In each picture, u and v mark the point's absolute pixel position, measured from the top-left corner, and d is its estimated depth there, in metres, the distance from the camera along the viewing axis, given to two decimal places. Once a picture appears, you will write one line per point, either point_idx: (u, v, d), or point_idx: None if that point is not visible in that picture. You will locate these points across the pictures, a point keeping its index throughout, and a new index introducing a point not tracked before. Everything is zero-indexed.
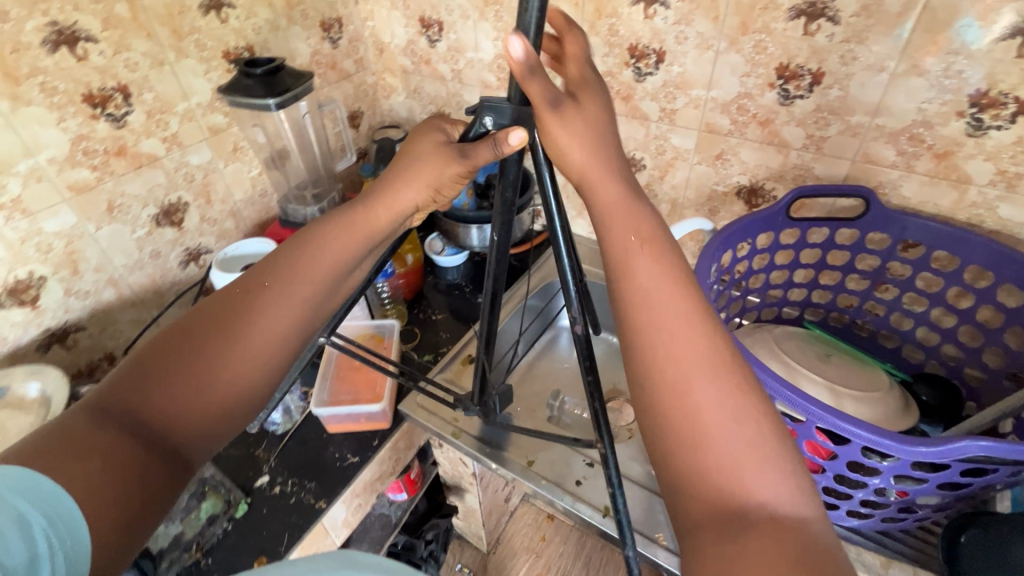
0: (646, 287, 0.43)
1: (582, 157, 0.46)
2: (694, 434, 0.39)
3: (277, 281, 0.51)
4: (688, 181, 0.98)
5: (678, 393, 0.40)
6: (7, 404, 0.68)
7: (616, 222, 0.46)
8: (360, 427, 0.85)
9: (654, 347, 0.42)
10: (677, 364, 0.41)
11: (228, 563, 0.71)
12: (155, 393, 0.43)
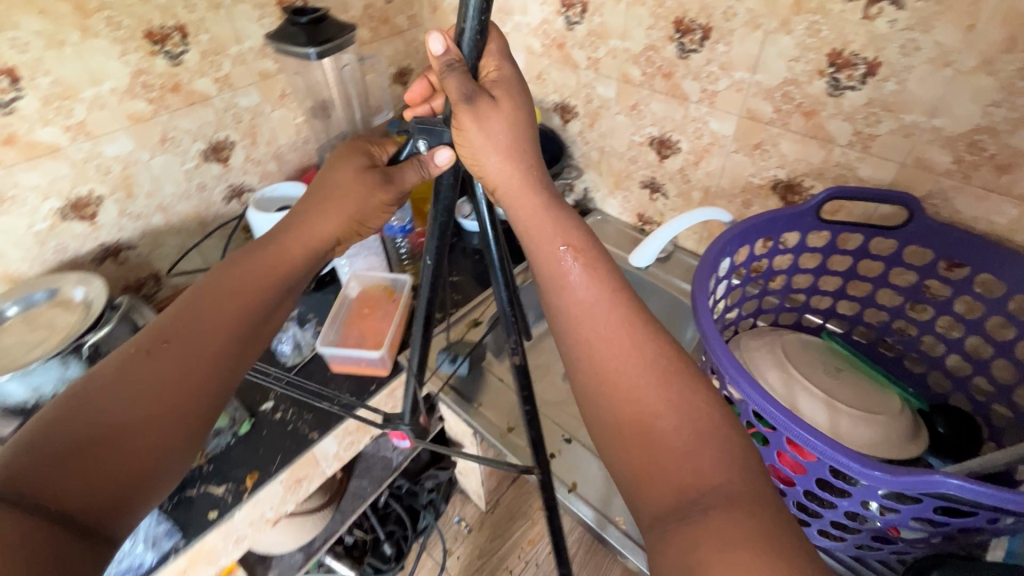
0: (583, 299, 0.48)
1: (498, 162, 0.51)
2: (642, 429, 0.41)
3: (186, 331, 0.48)
4: (722, 169, 0.93)
5: (623, 395, 0.43)
6: (58, 303, 0.78)
7: (542, 232, 0.51)
8: (360, 371, 0.90)
9: (594, 353, 0.46)
10: (617, 367, 0.44)
11: (226, 472, 0.78)
12: (54, 468, 0.38)
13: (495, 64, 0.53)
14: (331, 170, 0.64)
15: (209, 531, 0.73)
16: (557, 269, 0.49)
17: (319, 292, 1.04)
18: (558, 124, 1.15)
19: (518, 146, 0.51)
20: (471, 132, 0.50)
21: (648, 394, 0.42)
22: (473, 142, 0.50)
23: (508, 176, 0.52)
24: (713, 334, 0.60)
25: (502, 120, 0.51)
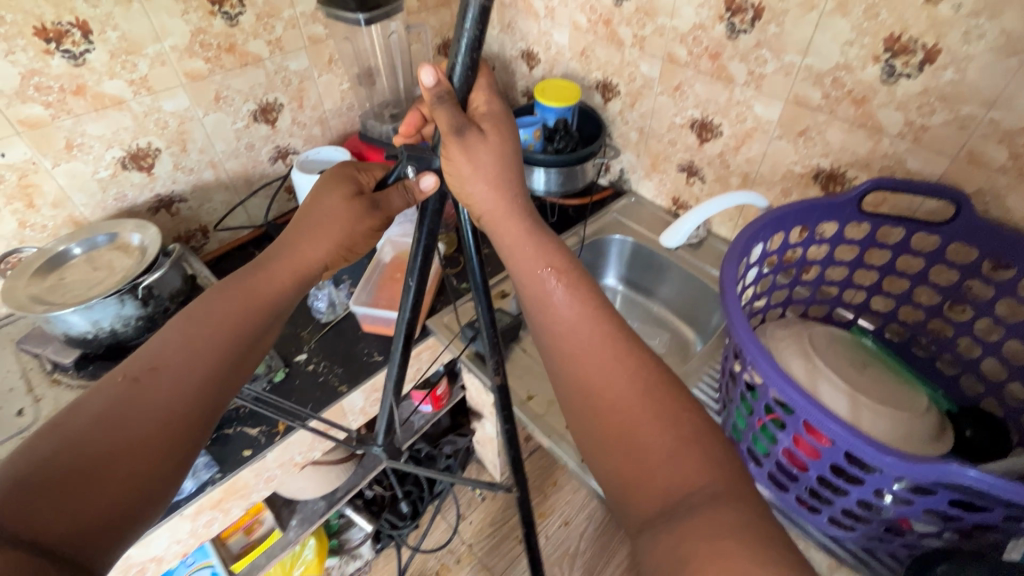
0: (565, 314, 0.51)
1: (490, 188, 0.56)
2: (627, 436, 0.44)
3: (175, 360, 0.49)
4: (764, 156, 0.92)
5: (602, 409, 0.46)
6: (117, 246, 0.83)
7: (524, 254, 0.55)
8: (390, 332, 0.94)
9: (579, 364, 0.49)
10: (598, 382, 0.47)
11: (261, 415, 0.83)
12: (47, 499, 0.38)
13: (486, 99, 0.58)
14: (314, 201, 0.65)
15: (243, 467, 0.78)
16: (542, 289, 0.53)
17: None
18: (598, 102, 1.14)
19: (504, 175, 0.56)
20: (460, 163, 0.54)
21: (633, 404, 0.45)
22: (461, 172, 0.55)
23: (495, 203, 0.56)
24: (737, 317, 0.60)
25: (490, 151, 0.55)
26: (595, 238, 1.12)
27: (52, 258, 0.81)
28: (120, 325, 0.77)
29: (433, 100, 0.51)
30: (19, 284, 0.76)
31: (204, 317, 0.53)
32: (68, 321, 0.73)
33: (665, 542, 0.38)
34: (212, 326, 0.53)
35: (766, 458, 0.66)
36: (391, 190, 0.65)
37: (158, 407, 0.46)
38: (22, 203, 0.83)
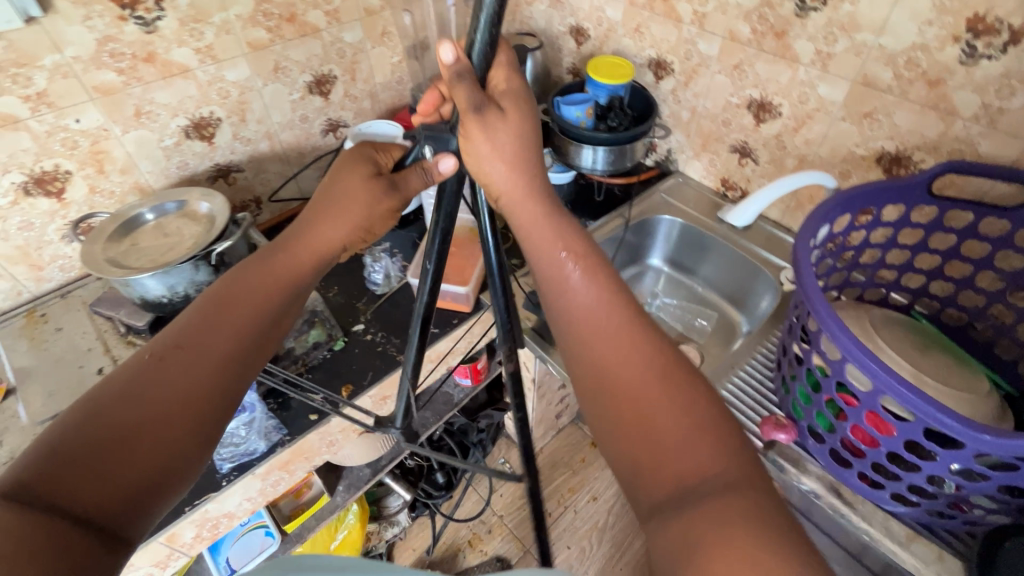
0: (582, 301, 0.47)
1: (505, 169, 0.50)
2: (639, 426, 0.41)
3: (201, 336, 0.46)
4: (824, 138, 0.91)
5: (616, 393, 0.43)
6: (185, 214, 0.85)
7: (538, 238, 0.50)
8: (445, 304, 0.95)
9: (595, 352, 0.45)
10: (612, 369, 0.44)
11: (325, 381, 0.86)
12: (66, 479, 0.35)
13: (506, 74, 0.52)
14: (339, 174, 0.61)
15: (309, 430, 0.80)
16: (558, 275, 0.48)
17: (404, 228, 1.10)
18: (649, 81, 1.14)
19: (525, 156, 0.51)
20: (479, 142, 0.50)
21: (653, 396, 0.42)
22: (480, 154, 0.50)
23: (512, 184, 0.51)
24: (816, 293, 0.61)
25: (509, 130, 0.50)
26: (642, 219, 1.12)
27: (124, 223, 0.82)
28: (193, 290, 0.79)
29: (452, 78, 0.47)
30: (96, 248, 0.78)
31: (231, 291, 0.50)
32: (145, 284, 0.75)
33: (673, 531, 0.36)
34: (241, 300, 0.49)
35: (829, 434, 0.67)
36: (408, 172, 0.61)
37: (185, 381, 0.43)
38: (93, 169, 0.85)
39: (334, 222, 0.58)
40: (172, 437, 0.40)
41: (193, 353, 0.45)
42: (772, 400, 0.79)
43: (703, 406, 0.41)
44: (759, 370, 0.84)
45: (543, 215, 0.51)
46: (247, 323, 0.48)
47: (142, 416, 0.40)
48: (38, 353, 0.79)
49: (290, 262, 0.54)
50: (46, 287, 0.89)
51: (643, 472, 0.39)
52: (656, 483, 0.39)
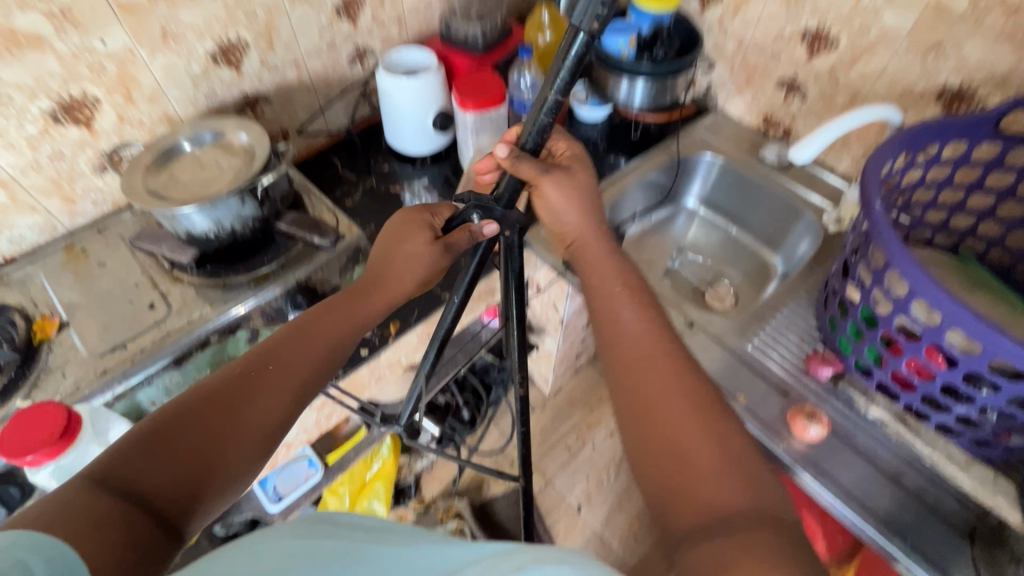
0: (627, 326, 0.48)
1: (577, 217, 0.58)
2: (670, 450, 0.40)
3: (286, 357, 0.51)
4: (882, 72, 0.88)
5: (644, 411, 0.42)
6: (222, 145, 0.82)
7: (597, 273, 0.55)
8: (487, 244, 0.94)
9: (632, 370, 0.45)
10: (647, 389, 0.43)
11: (370, 318, 0.86)
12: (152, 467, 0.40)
13: (567, 146, 0.62)
14: (393, 245, 0.64)
15: (361, 365, 0.81)
16: (612, 306, 0.51)
17: (435, 166, 1.09)
18: (695, 9, 1.08)
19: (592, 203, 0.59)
20: (549, 194, 0.58)
21: (679, 420, 0.41)
22: (549, 202, 0.58)
23: (585, 230, 0.58)
24: (887, 227, 0.61)
25: (578, 187, 0.59)
26: (679, 159, 1.09)
27: (160, 154, 0.79)
28: (239, 225, 0.77)
29: (510, 163, 0.54)
30: (136, 179, 0.75)
31: (311, 328, 0.54)
32: (192, 218, 0.73)
33: (702, 550, 0.34)
34: (316, 337, 0.54)
35: (879, 368, 0.69)
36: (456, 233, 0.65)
37: (253, 406, 0.47)
38: (121, 96, 0.80)
39: (406, 265, 0.63)
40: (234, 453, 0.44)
41: (272, 377, 0.49)
42: (816, 337, 0.81)
43: (742, 441, 0.40)
44: (803, 309, 0.85)
45: (604, 255, 0.57)
46: (315, 361, 0.53)
47: (211, 429, 0.44)
48: (83, 288, 0.78)
49: (355, 316, 0.58)
50: (79, 222, 0.86)
51: (672, 502, 0.38)
52: (688, 502, 0.37)
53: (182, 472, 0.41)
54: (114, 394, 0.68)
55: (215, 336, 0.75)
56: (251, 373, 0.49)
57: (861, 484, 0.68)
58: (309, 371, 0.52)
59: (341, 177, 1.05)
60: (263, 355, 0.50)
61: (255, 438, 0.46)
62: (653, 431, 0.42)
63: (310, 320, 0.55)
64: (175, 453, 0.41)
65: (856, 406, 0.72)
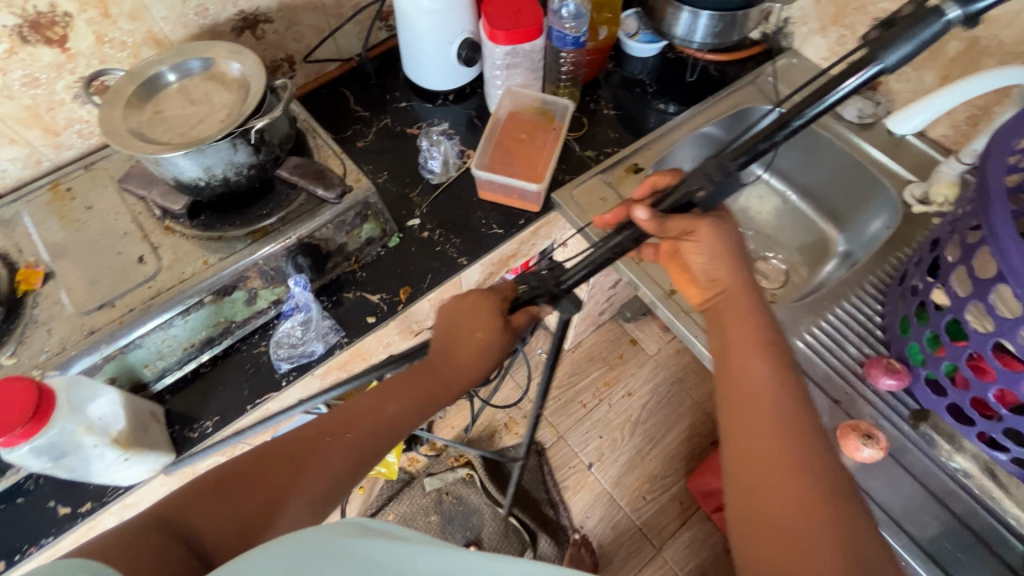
0: (759, 383, 0.51)
1: (721, 269, 0.59)
2: (779, 519, 0.44)
3: (346, 426, 0.54)
4: (1017, 15, 0.70)
5: (764, 473, 0.46)
6: (214, 77, 0.71)
7: (733, 322, 0.57)
8: (511, 203, 0.84)
9: (754, 430, 0.49)
10: (764, 451, 0.47)
11: (379, 281, 0.79)
12: (206, 513, 0.45)
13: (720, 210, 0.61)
14: (456, 310, 0.62)
15: (368, 334, 0.75)
16: (745, 360, 0.53)
17: (458, 105, 0.96)
18: None
19: (734, 248, 0.58)
20: (701, 237, 0.57)
21: (791, 489, 0.45)
22: (699, 249, 0.58)
23: (736, 280, 0.58)
24: (1007, 234, 0.50)
25: (728, 232, 0.58)
26: (736, 111, 0.93)
27: (143, 84, 0.69)
28: (232, 173, 0.68)
29: (651, 225, 0.53)
30: (116, 114, 0.66)
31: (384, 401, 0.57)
32: (178, 165, 0.65)
33: None
34: (385, 413, 0.56)
35: (955, 389, 0.59)
36: (519, 314, 0.61)
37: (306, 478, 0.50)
38: (97, 11, 0.69)
39: (467, 356, 0.60)
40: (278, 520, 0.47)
41: (327, 449, 0.52)
42: (879, 339, 0.71)
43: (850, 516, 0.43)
44: (867, 303, 0.74)
45: (750, 306, 0.57)
46: (370, 440, 0.54)
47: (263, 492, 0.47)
48: (69, 234, 0.71)
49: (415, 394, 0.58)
50: (66, 156, 0.79)
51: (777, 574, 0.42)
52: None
53: (230, 525, 0.45)
54: (100, 356, 0.63)
55: (209, 297, 0.68)
56: (316, 439, 0.52)
57: (910, 508, 0.61)
58: (366, 446, 0.54)
59: (353, 114, 0.93)
60: (330, 423, 0.53)
61: (296, 508, 0.48)
62: (759, 491, 0.46)
63: (379, 392, 0.58)
64: (227, 504, 0.46)
65: (937, 451, 0.63)
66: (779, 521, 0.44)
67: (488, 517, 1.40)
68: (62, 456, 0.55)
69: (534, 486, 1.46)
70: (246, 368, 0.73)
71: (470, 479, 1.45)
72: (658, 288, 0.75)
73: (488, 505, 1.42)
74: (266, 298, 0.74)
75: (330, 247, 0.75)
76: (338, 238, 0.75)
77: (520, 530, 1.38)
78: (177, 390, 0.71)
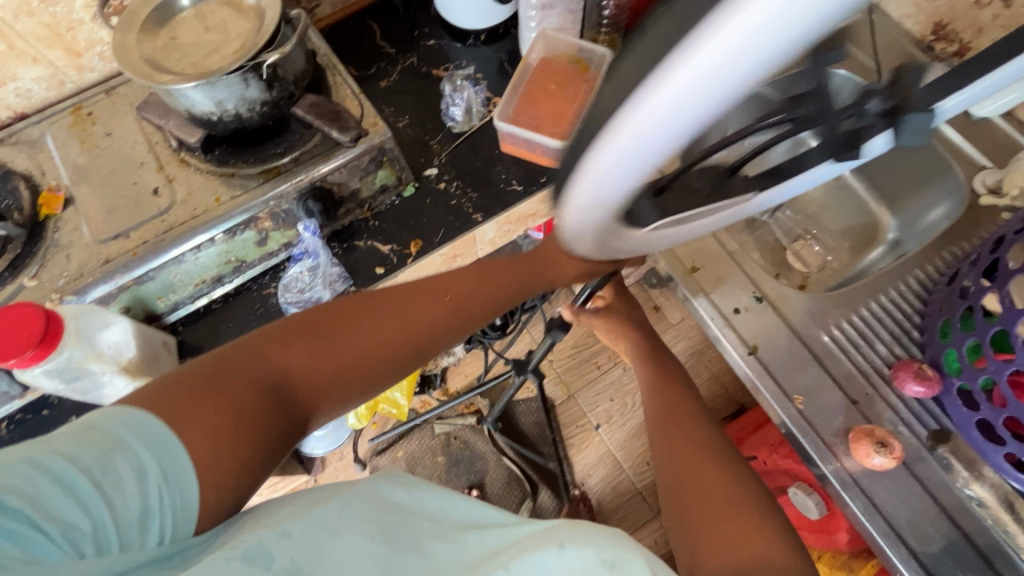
0: (661, 411, 0.66)
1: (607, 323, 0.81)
2: (710, 498, 0.52)
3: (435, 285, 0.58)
4: None
5: (695, 470, 0.55)
6: (230, 4, 0.68)
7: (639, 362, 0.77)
8: (534, 159, 0.80)
9: (682, 442, 0.60)
10: (686, 453, 0.58)
11: (392, 232, 0.77)
12: (288, 350, 0.45)
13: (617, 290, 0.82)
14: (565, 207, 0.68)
15: (375, 284, 0.75)
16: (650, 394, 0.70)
17: (488, 46, 0.89)
18: None
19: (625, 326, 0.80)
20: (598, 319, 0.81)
21: (704, 471, 0.55)
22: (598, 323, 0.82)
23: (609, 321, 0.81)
24: None
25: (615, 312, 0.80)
26: None
27: (159, 8, 0.67)
28: (244, 109, 0.66)
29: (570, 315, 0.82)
30: (129, 39, 0.64)
31: (460, 275, 0.61)
32: (190, 97, 0.62)
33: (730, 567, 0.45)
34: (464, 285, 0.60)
35: (988, 405, 0.55)
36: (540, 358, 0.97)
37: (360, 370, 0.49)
38: None
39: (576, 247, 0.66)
40: (340, 384, 0.47)
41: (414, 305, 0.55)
42: (914, 340, 0.65)
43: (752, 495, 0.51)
44: (906, 300, 0.68)
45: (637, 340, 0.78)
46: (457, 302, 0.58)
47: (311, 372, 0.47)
48: (90, 160, 0.71)
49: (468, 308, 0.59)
50: (89, 79, 0.78)
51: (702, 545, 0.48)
52: (716, 544, 0.48)
53: (314, 375, 0.46)
54: (115, 285, 0.65)
55: (220, 236, 0.68)
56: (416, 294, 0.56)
57: (918, 523, 0.58)
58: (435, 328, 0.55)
59: (377, 50, 0.88)
60: (426, 285, 0.57)
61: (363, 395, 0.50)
62: (693, 484, 0.54)
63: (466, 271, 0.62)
64: (320, 345, 0.47)
65: (954, 477, 0.59)
66: (702, 493, 0.52)
67: (493, 464, 1.46)
68: (74, 379, 0.59)
69: (540, 441, 1.48)
70: (255, 307, 0.74)
71: (478, 427, 1.49)
72: (679, 264, 0.71)
73: (493, 453, 1.47)
74: (276, 241, 0.73)
75: (344, 193, 0.74)
76: (353, 184, 0.73)
77: (523, 480, 1.44)
78: (189, 323, 0.73)
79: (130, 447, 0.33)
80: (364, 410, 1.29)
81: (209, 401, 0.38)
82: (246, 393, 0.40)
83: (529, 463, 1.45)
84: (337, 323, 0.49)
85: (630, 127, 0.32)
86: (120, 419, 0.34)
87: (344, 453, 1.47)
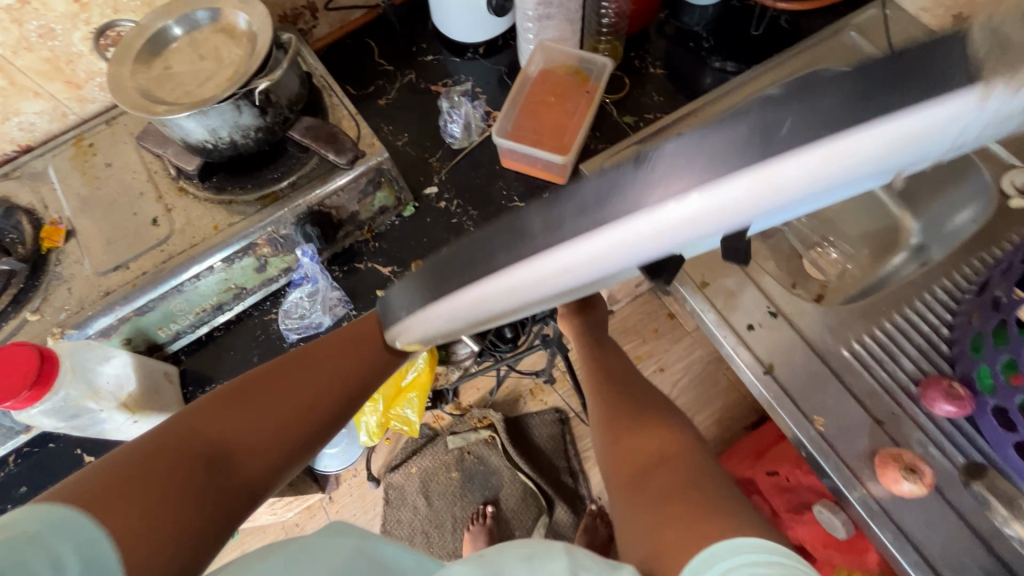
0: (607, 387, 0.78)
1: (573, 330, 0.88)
2: (632, 441, 0.65)
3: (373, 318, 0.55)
4: None
5: (629, 419, 0.69)
6: (223, 30, 0.68)
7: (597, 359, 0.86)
8: (535, 173, 0.78)
9: (623, 405, 0.72)
10: (629, 416, 0.70)
11: (393, 253, 0.76)
12: (222, 422, 0.46)
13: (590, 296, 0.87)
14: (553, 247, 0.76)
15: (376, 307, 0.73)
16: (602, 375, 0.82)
17: (487, 60, 0.88)
18: None
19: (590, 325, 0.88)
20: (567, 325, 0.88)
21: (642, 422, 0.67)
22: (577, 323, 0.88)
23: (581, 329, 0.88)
24: None
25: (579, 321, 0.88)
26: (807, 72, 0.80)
27: (152, 38, 0.66)
28: (239, 136, 0.66)
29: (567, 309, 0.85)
30: (124, 71, 0.64)
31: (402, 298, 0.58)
32: (184, 126, 0.62)
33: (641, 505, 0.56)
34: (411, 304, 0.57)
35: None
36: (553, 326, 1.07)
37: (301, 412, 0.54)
38: None
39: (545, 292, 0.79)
40: (282, 444, 0.48)
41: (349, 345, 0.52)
42: (942, 355, 0.61)
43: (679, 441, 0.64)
44: (934, 312, 0.64)
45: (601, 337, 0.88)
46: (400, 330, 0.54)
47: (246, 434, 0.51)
48: (91, 192, 0.72)
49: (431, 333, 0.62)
50: (90, 110, 0.78)
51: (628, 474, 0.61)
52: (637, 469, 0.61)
53: (251, 441, 0.47)
54: (116, 317, 0.65)
55: (219, 264, 0.67)
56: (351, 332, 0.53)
57: (953, 555, 0.54)
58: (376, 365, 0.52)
59: (375, 68, 0.87)
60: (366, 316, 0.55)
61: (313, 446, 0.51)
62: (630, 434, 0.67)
63: None
64: (254, 411, 0.48)
65: (991, 513, 0.54)
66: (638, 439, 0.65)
67: (507, 479, 1.44)
68: (72, 416, 0.58)
69: (556, 454, 1.45)
70: (256, 335, 0.73)
71: (491, 442, 1.47)
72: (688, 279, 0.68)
73: (508, 468, 1.45)
74: (276, 266, 0.73)
75: (342, 216, 0.73)
76: (351, 207, 0.72)
77: (538, 495, 1.41)
78: (192, 352, 0.72)
79: (44, 540, 0.35)
80: (375, 428, 1.28)
81: (139, 486, 0.40)
82: (176, 473, 0.42)
83: (544, 477, 1.43)
84: (269, 385, 0.49)
85: (613, 235, 0.28)
86: (38, 516, 0.36)
87: (358, 469, 1.46)
